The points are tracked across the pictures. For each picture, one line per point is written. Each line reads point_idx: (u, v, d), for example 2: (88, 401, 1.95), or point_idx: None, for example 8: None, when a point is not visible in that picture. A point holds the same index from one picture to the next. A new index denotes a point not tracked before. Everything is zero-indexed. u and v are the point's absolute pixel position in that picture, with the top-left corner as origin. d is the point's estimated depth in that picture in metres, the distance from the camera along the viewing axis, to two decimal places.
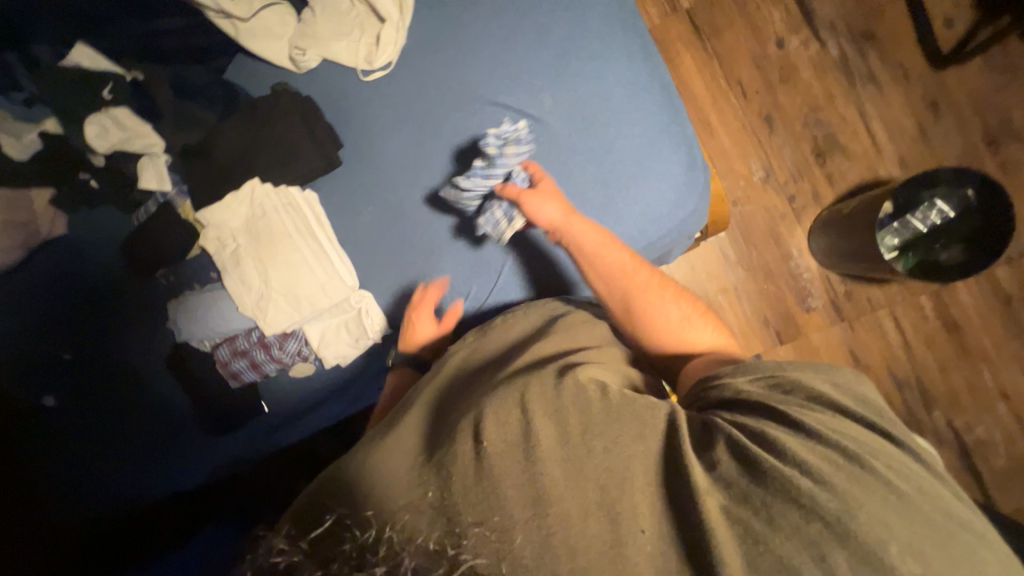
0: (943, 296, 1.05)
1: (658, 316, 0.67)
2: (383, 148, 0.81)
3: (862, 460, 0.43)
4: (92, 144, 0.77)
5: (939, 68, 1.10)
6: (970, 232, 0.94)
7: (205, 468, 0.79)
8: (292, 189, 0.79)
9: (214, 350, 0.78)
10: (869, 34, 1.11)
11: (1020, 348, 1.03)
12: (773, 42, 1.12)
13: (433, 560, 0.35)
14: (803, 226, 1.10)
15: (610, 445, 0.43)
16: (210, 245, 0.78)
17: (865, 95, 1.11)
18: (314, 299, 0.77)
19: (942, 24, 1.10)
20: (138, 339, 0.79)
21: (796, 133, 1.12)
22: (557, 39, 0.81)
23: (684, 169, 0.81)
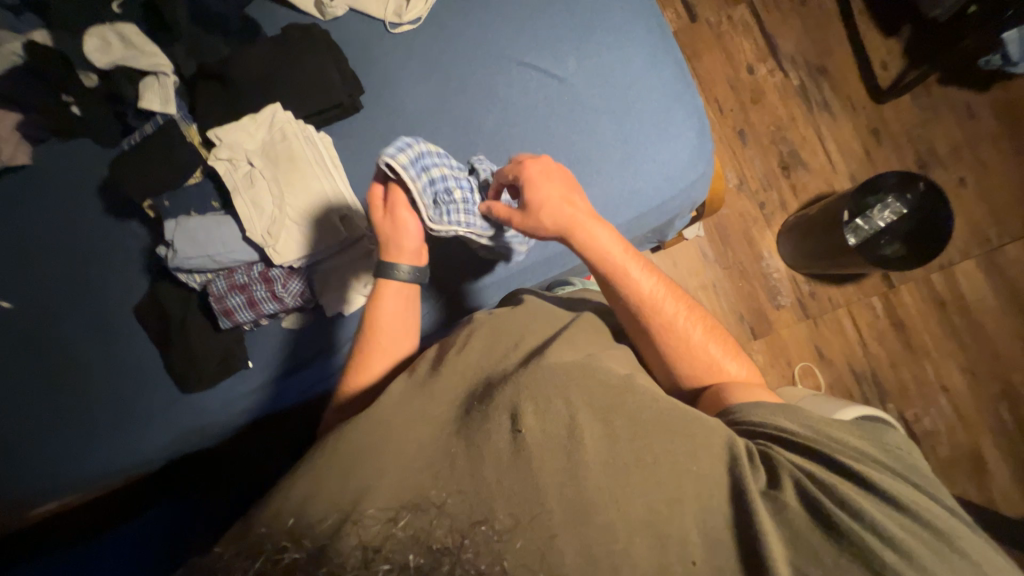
0: (891, 297, 1.11)
1: (677, 350, 0.56)
2: (404, 100, 0.83)
3: (921, 492, 0.39)
4: (95, 57, 0.78)
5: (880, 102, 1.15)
6: (910, 228, 1.00)
7: (171, 420, 0.82)
8: (311, 127, 0.79)
9: (210, 283, 0.77)
10: (822, 68, 1.16)
11: (954, 348, 1.10)
12: (744, 69, 1.16)
13: (437, 560, 0.28)
14: (773, 231, 1.14)
15: (660, 457, 0.39)
16: (224, 165, 0.77)
17: (821, 121, 1.15)
18: (324, 234, 0.75)
19: (880, 67, 1.16)
20: (111, 287, 0.84)
21: (765, 147, 1.15)
22: (586, 5, 0.81)
23: (696, 135, 0.79)
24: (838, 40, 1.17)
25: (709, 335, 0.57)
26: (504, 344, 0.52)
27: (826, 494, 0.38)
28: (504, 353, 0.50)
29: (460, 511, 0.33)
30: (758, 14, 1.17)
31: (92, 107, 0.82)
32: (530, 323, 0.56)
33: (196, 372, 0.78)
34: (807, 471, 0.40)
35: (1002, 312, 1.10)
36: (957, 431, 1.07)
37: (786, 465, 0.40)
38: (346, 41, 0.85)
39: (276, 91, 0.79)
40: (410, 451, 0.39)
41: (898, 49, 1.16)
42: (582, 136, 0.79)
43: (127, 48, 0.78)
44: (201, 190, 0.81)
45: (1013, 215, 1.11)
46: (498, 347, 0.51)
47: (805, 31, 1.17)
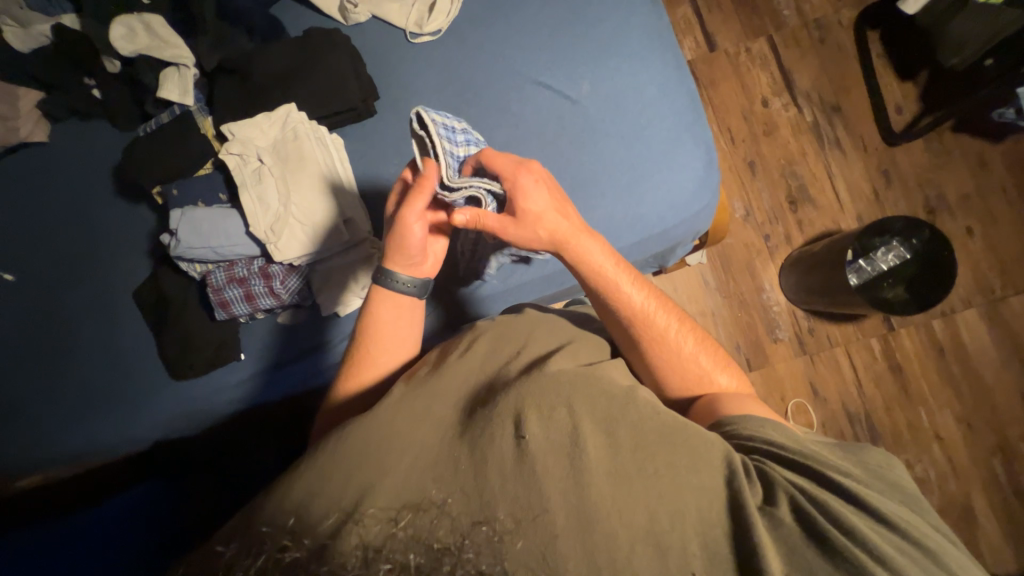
0: (889, 340, 1.12)
1: (670, 367, 0.57)
2: (417, 109, 0.85)
3: (912, 521, 0.39)
4: (119, 43, 0.78)
5: (892, 144, 1.16)
6: (914, 274, 1.01)
7: (160, 407, 0.82)
8: (325, 130, 0.80)
9: (209, 274, 0.77)
10: (836, 107, 1.18)
11: (950, 396, 1.09)
12: (758, 101, 1.19)
13: (435, 558, 0.28)
14: (776, 263, 1.15)
15: (663, 468, 0.38)
16: (233, 158, 0.76)
17: (833, 156, 1.17)
18: (327, 234, 0.75)
19: (894, 107, 1.17)
20: (113, 267, 0.85)
21: (774, 179, 1.17)
22: (602, 33, 0.84)
23: (704, 165, 0.80)
24: (854, 81, 1.19)
25: (699, 344, 0.58)
26: (507, 349, 0.52)
27: (829, 515, 0.37)
28: (506, 358, 0.50)
29: (461, 512, 0.34)
30: (776, 48, 1.20)
31: (113, 93, 0.85)
32: (534, 328, 0.56)
33: (187, 359, 0.79)
34: (808, 491, 0.39)
35: (1002, 364, 1.10)
36: (949, 481, 1.06)
37: (783, 481, 0.40)
38: (367, 48, 0.88)
39: (293, 92, 0.80)
40: (411, 451, 0.39)
41: (914, 94, 1.17)
42: (590, 158, 0.81)
43: (153, 38, 0.80)
44: (209, 180, 0.79)
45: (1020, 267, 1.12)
46: (499, 352, 0.52)
47: (823, 70, 1.19)
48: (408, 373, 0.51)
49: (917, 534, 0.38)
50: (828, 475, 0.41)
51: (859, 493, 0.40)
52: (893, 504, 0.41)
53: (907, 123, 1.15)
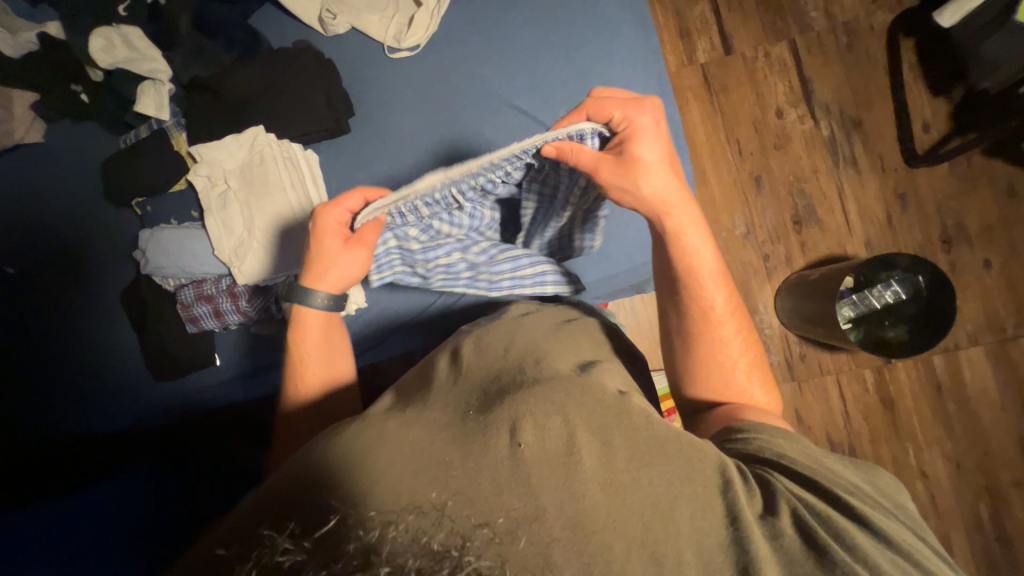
0: (884, 373, 1.13)
1: (709, 360, 0.61)
2: (392, 127, 0.87)
3: (889, 519, 0.43)
4: (99, 57, 0.81)
5: (911, 166, 1.15)
6: (915, 314, 1.01)
7: (146, 403, 0.86)
8: (294, 146, 0.83)
9: (179, 290, 0.83)
10: (857, 121, 1.16)
11: (942, 433, 1.11)
12: (772, 111, 1.17)
13: (437, 561, 0.28)
14: (772, 284, 1.16)
15: (658, 478, 0.38)
16: (200, 181, 0.82)
17: (846, 176, 1.16)
18: (286, 258, 0.79)
19: (921, 125, 1.15)
20: (101, 270, 0.86)
21: (779, 199, 1.17)
22: (580, 59, 0.86)
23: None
24: (879, 95, 1.16)
25: (750, 358, 0.61)
26: (498, 349, 0.51)
27: (819, 524, 0.40)
28: (497, 358, 0.50)
29: (461, 514, 0.33)
30: (798, 54, 1.17)
31: (103, 97, 0.85)
32: (521, 329, 0.56)
33: (170, 362, 0.84)
34: (800, 497, 0.42)
35: (1003, 406, 1.11)
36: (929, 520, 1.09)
37: (782, 490, 0.42)
38: (342, 60, 0.89)
39: (264, 113, 0.83)
40: (407, 446, 0.38)
41: (943, 113, 1.14)
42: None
43: (132, 51, 0.83)
44: (182, 198, 0.85)
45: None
46: (488, 350, 0.51)
47: (847, 78, 1.16)
48: (400, 383, 0.51)
49: (896, 536, 0.41)
50: (819, 482, 0.45)
51: (847, 499, 0.43)
52: (878, 509, 0.44)
53: (930, 145, 1.14)
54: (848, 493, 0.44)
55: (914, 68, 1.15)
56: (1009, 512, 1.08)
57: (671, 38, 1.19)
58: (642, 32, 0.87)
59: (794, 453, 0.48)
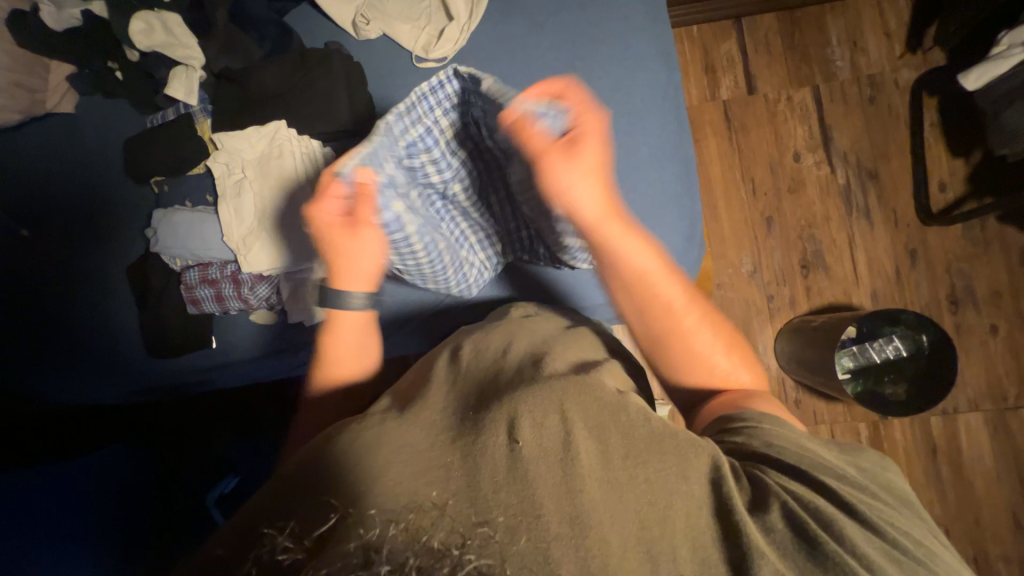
0: (879, 428, 1.11)
1: (688, 359, 0.58)
2: None
3: (883, 507, 0.42)
4: (138, 38, 0.84)
5: (926, 224, 1.15)
6: (915, 372, 1.00)
7: (141, 378, 0.86)
8: (313, 143, 0.82)
9: (185, 272, 0.83)
10: (873, 173, 1.17)
11: (934, 497, 1.09)
12: (790, 154, 1.18)
13: (436, 560, 0.30)
14: (773, 325, 1.16)
15: (651, 476, 0.37)
16: (218, 167, 0.82)
17: (858, 227, 1.16)
18: (297, 253, 0.81)
19: (937, 185, 1.16)
20: (109, 240, 0.87)
21: (789, 241, 1.17)
22: (605, 86, 0.88)
23: (682, 240, 0.86)
24: (898, 149, 1.17)
25: (734, 343, 0.59)
26: (495, 350, 0.51)
27: (817, 525, 0.37)
28: (492, 362, 0.49)
29: (459, 512, 0.34)
30: (820, 100, 1.19)
31: (134, 75, 0.88)
32: (522, 328, 0.56)
33: (164, 341, 0.84)
34: (797, 495, 0.39)
35: (999, 475, 1.09)
36: None
37: (778, 488, 0.39)
38: (370, 64, 0.90)
39: (286, 110, 0.84)
40: (408, 441, 0.39)
41: (961, 174, 1.15)
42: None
43: (169, 37, 0.85)
44: (201, 182, 0.84)
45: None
46: (486, 351, 0.51)
47: (867, 129, 1.18)
48: (399, 380, 0.51)
49: (895, 532, 0.39)
50: (820, 477, 0.42)
51: (846, 496, 0.41)
52: (871, 495, 0.43)
53: (944, 205, 1.15)
54: (853, 491, 0.42)
55: (934, 127, 1.16)
56: None
57: (696, 72, 1.21)
58: (666, 66, 0.89)
59: (795, 447, 0.44)
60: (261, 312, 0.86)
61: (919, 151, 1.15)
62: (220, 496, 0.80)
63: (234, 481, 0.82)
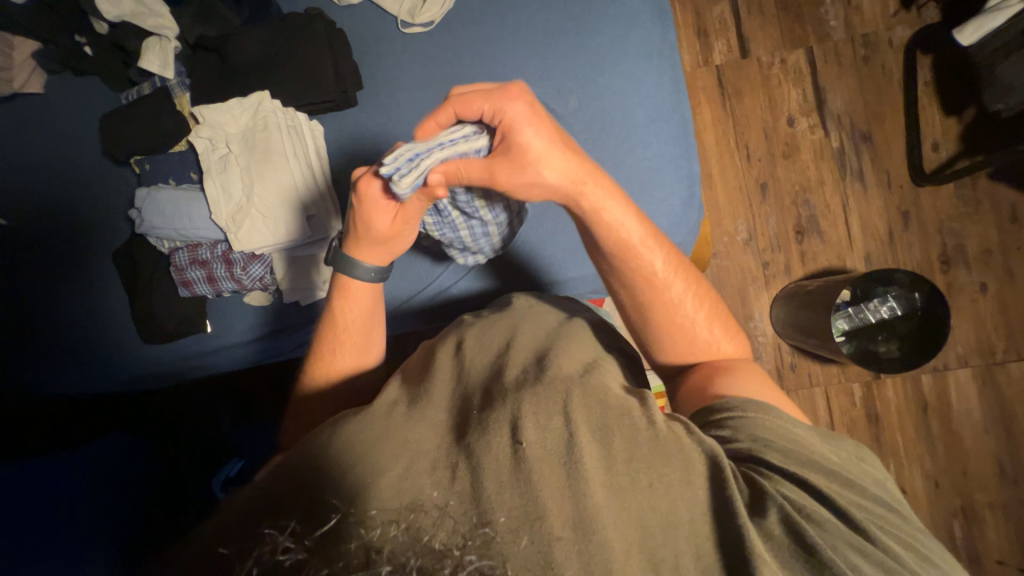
0: (871, 388, 1.15)
1: (672, 329, 0.60)
2: (402, 106, 0.87)
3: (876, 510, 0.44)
4: (104, 8, 0.80)
5: (917, 186, 1.15)
6: (909, 332, 1.02)
7: (135, 367, 0.86)
8: (300, 116, 0.83)
9: (174, 252, 0.83)
10: (867, 135, 1.16)
11: (923, 452, 1.14)
12: (784, 119, 1.16)
13: (437, 561, 0.30)
14: (769, 293, 1.17)
15: (654, 480, 0.39)
16: (201, 141, 0.81)
17: (852, 190, 1.16)
18: (288, 227, 0.81)
19: (932, 142, 1.15)
20: (97, 233, 0.86)
21: (784, 207, 1.17)
22: (598, 46, 0.86)
23: (682, 203, 0.86)
24: (892, 110, 1.15)
25: (711, 322, 0.61)
26: (500, 344, 0.52)
27: (806, 524, 0.40)
28: (498, 354, 0.51)
29: (460, 514, 0.35)
30: (814, 62, 1.16)
31: (105, 53, 0.85)
32: (524, 320, 0.57)
33: (155, 329, 0.84)
34: (792, 502, 0.41)
35: (985, 429, 1.14)
36: None
37: (775, 493, 0.41)
38: (355, 33, 0.88)
39: (269, 81, 0.83)
40: (412, 437, 0.41)
41: (955, 132, 1.14)
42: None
43: (138, 5, 0.81)
44: (183, 159, 0.84)
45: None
46: (490, 344, 0.52)
47: (861, 90, 1.16)
48: (403, 376, 0.52)
49: (876, 532, 0.42)
50: (810, 479, 0.44)
51: (838, 499, 0.43)
52: (867, 500, 0.44)
53: (937, 165, 1.14)
54: (846, 495, 0.44)
55: (929, 85, 1.14)
56: (981, 533, 1.11)
57: (688, 37, 1.18)
58: (661, 26, 0.87)
59: (780, 441, 0.46)
60: (253, 293, 0.86)
61: (913, 110, 1.13)
62: (225, 480, 0.82)
63: (238, 465, 0.84)
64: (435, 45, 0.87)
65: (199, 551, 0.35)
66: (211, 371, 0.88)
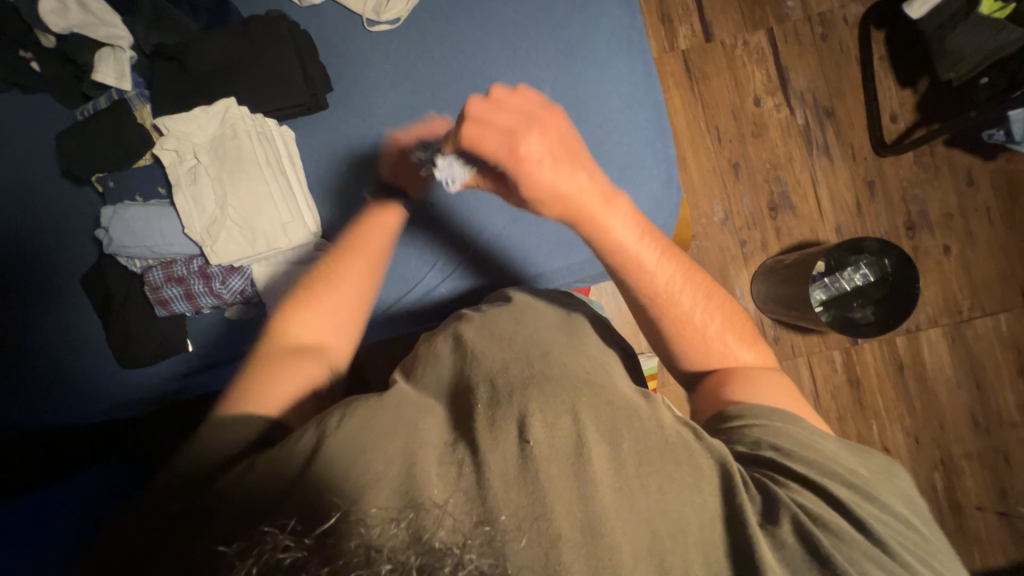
0: (851, 353, 1.20)
1: (684, 345, 0.62)
2: (373, 107, 0.86)
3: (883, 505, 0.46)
4: (50, 20, 0.77)
5: (880, 155, 1.19)
6: (881, 296, 1.07)
7: (114, 393, 0.85)
8: (269, 122, 0.83)
9: (148, 271, 0.81)
10: (831, 111, 1.19)
11: (902, 411, 1.19)
12: (751, 98, 1.19)
13: (437, 558, 0.30)
14: (748, 270, 1.21)
15: (664, 483, 0.41)
16: (167, 153, 0.79)
17: (820, 164, 1.20)
18: (267, 236, 0.80)
19: (891, 113, 1.19)
20: (67, 259, 0.84)
21: (757, 185, 1.20)
22: (567, 35, 0.87)
23: (661, 185, 0.88)
24: (852, 84, 1.19)
25: (723, 341, 0.62)
26: (501, 338, 0.53)
27: (818, 532, 0.42)
28: (499, 347, 0.51)
29: (462, 512, 0.36)
30: (776, 40, 1.19)
31: (53, 67, 0.82)
32: (525, 316, 0.58)
33: (132, 353, 0.82)
34: (807, 511, 0.43)
35: (958, 384, 1.20)
36: None
37: (788, 502, 0.43)
38: (320, 35, 0.87)
39: (233, 88, 0.81)
40: (418, 441, 0.42)
41: (912, 102, 1.18)
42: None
43: (87, 15, 0.79)
44: (150, 174, 0.83)
45: (989, 289, 1.19)
46: (494, 339, 0.53)
47: (822, 66, 1.19)
48: (405, 373, 0.53)
49: (883, 531, 0.44)
50: (820, 480, 0.46)
51: (845, 502, 0.45)
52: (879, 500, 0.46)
53: (898, 135, 1.19)
54: (855, 491, 0.46)
55: (885, 58, 1.18)
56: (960, 482, 1.17)
57: (652, 23, 1.19)
58: (627, 12, 0.88)
59: (789, 442, 0.49)
60: (235, 309, 0.85)
61: (872, 82, 1.17)
62: None
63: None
64: (402, 43, 0.86)
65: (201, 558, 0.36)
66: (192, 392, 0.86)
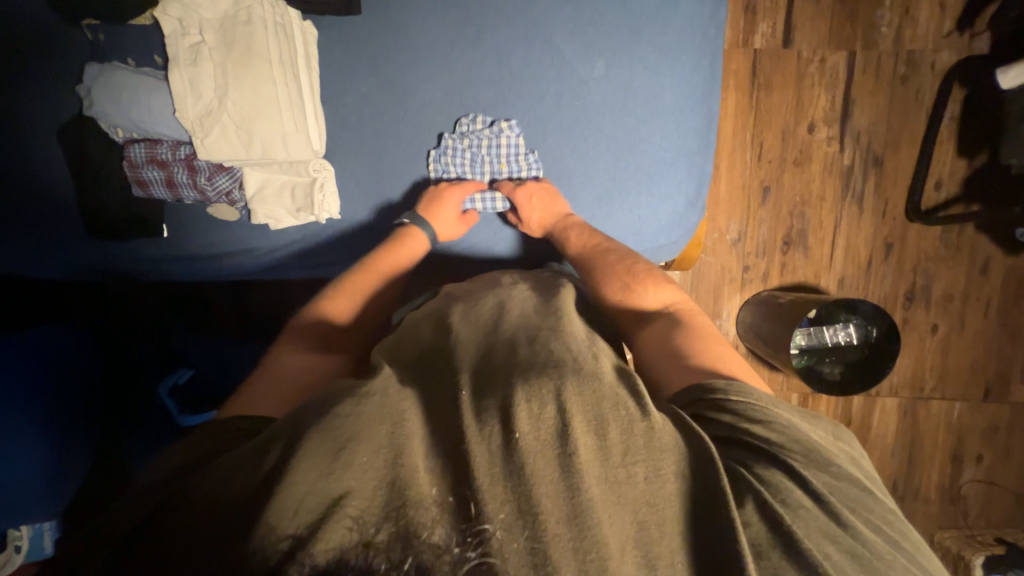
0: (808, 401, 1.22)
1: (671, 363, 0.58)
2: (414, 30, 0.79)
3: (866, 495, 0.45)
4: None
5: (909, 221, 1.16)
6: (856, 359, 1.07)
7: (88, 261, 0.82)
8: (291, 13, 0.74)
9: (128, 145, 0.74)
10: (879, 159, 1.15)
11: None
12: (806, 124, 1.13)
13: (436, 558, 0.34)
14: (741, 296, 1.20)
15: (649, 474, 0.40)
16: (167, 18, 0.70)
17: (847, 212, 1.17)
18: (264, 143, 0.74)
19: (935, 182, 1.16)
20: (27, 80, 0.73)
21: (779, 216, 1.17)
22: (638, 11, 0.80)
23: (686, 202, 0.88)
24: (910, 139, 1.14)
25: (690, 340, 0.61)
26: (485, 325, 0.55)
27: (786, 515, 0.41)
28: (485, 330, 0.54)
29: (450, 518, 0.36)
30: (852, 69, 1.12)
31: None
32: (510, 297, 0.61)
33: (105, 224, 0.78)
34: (772, 489, 0.42)
35: (893, 453, 1.25)
36: None
37: (754, 484, 0.42)
38: None
39: None
40: (388, 422, 0.41)
41: (961, 175, 1.15)
42: (575, 151, 0.85)
43: None
44: (146, 36, 0.73)
45: (955, 375, 1.22)
46: (477, 319, 0.56)
47: (888, 110, 1.13)
48: (394, 350, 0.53)
49: (856, 521, 0.42)
50: (793, 465, 0.44)
51: (810, 480, 0.43)
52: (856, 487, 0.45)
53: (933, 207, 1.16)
54: (832, 476, 0.45)
55: (953, 120, 1.13)
56: None
57: (733, 11, 1.10)
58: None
59: (766, 419, 0.48)
60: (219, 207, 0.81)
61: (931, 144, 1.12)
62: (172, 386, 0.86)
63: (187, 375, 0.88)
64: None
65: (168, 546, 0.37)
66: (160, 276, 0.86)
